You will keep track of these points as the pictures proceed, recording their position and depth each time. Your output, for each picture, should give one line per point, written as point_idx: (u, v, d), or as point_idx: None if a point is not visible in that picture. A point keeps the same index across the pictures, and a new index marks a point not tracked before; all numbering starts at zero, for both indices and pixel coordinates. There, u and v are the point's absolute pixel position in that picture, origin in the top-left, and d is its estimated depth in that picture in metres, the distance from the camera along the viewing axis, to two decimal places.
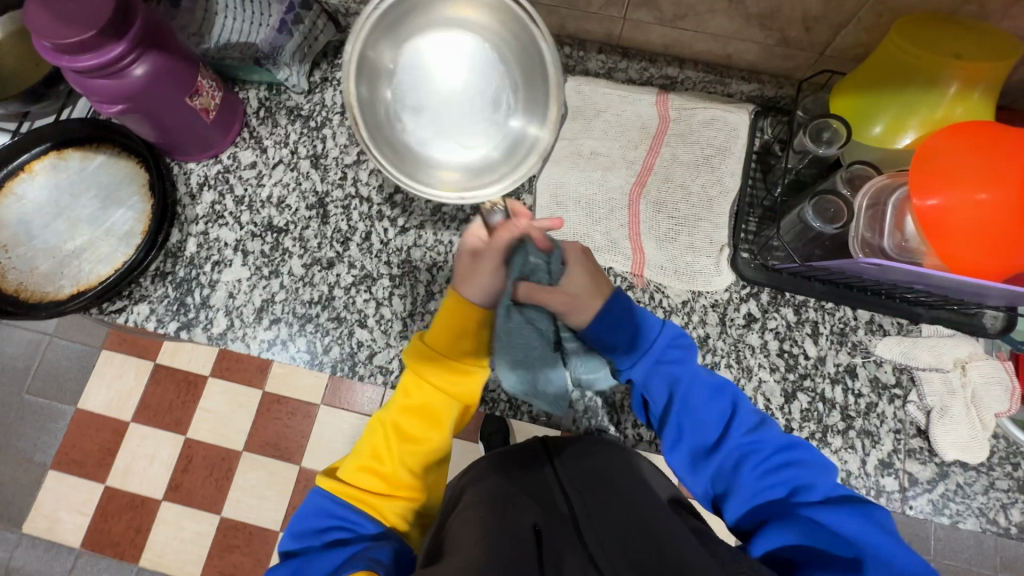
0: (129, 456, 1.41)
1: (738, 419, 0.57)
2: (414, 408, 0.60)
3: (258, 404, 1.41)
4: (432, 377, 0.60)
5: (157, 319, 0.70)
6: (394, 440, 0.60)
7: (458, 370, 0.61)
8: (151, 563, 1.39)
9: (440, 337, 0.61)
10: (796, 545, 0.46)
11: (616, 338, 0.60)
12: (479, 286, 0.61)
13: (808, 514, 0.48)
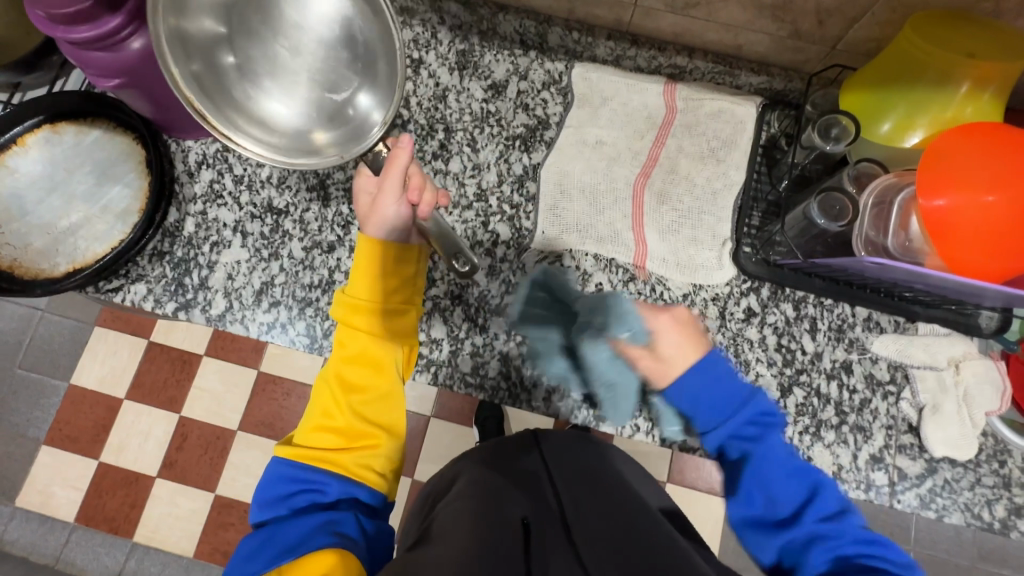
0: (124, 432, 1.42)
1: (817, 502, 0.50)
2: (351, 356, 0.58)
3: (252, 384, 1.44)
4: (367, 324, 0.58)
5: (154, 299, 0.69)
6: (339, 393, 0.57)
7: (390, 309, 0.59)
8: (145, 539, 1.39)
9: (371, 281, 0.59)
10: None
11: (704, 401, 0.53)
12: (387, 221, 0.59)
13: None
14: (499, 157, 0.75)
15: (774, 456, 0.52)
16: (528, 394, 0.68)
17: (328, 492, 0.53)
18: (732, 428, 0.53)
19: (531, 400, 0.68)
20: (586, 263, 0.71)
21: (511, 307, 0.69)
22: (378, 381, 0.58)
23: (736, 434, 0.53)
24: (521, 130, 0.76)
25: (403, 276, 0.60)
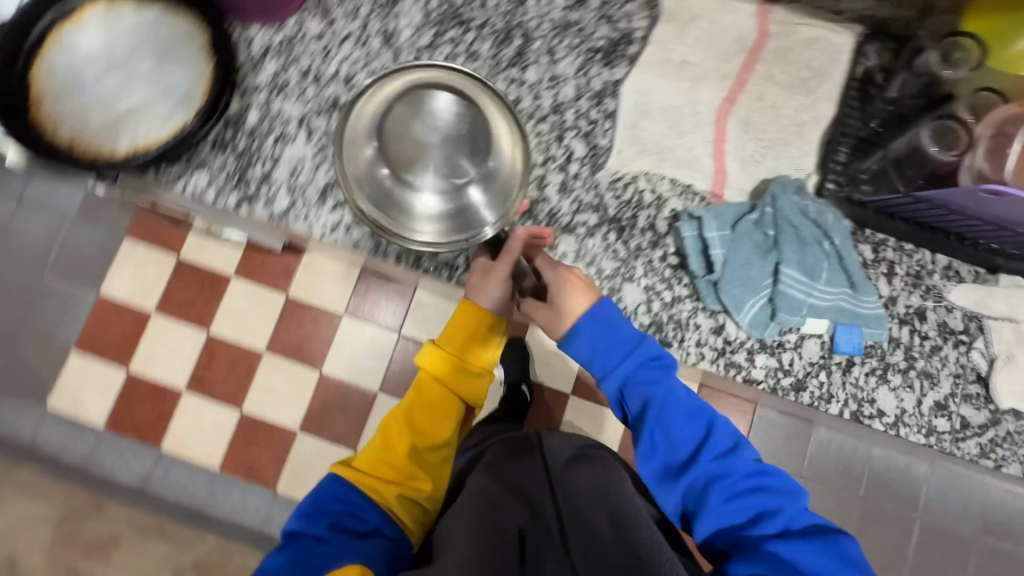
0: (157, 346, 1.46)
1: (722, 443, 0.63)
2: (426, 404, 0.69)
3: (279, 308, 1.48)
4: (438, 376, 0.69)
5: (216, 189, 0.67)
6: (404, 431, 0.70)
7: (471, 375, 0.69)
8: (173, 450, 1.42)
9: (453, 337, 0.67)
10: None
11: (597, 346, 0.62)
12: (491, 296, 0.64)
13: (772, 550, 0.55)
14: (578, 70, 0.70)
15: (678, 409, 0.63)
16: None
17: (371, 519, 0.66)
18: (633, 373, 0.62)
19: None
20: (662, 188, 0.68)
21: (582, 226, 0.67)
22: (446, 426, 0.70)
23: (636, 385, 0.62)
24: (603, 43, 0.71)
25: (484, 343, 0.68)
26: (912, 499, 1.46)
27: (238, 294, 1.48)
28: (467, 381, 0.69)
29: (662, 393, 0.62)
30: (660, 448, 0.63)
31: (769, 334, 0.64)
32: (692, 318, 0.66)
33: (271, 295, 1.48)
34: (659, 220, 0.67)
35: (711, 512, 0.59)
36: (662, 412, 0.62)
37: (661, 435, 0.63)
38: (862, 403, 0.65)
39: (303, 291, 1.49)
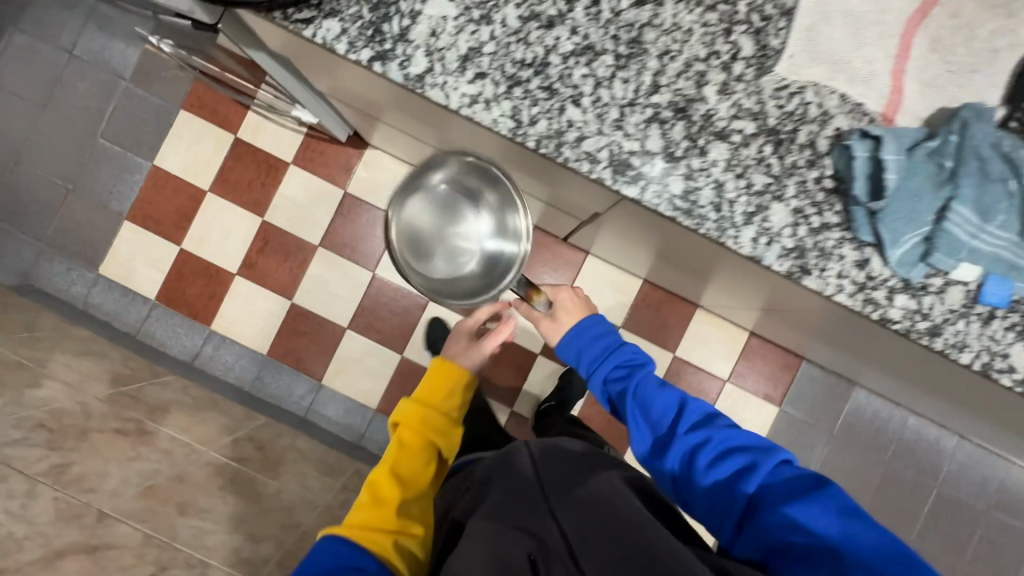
0: (210, 225, 1.44)
1: (700, 423, 0.80)
2: (407, 449, 0.93)
3: (337, 204, 1.44)
4: (415, 421, 0.95)
5: (348, 42, 0.60)
6: (389, 470, 0.89)
7: (439, 423, 0.96)
8: (222, 329, 1.44)
9: (429, 398, 0.98)
10: (780, 541, 0.66)
11: (585, 342, 0.91)
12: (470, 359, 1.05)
13: (782, 511, 0.68)
14: None
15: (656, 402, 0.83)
16: (736, 230, 0.62)
17: (368, 568, 0.76)
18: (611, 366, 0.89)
19: (738, 237, 0.62)
20: (829, 102, 0.62)
21: (737, 134, 0.62)
22: (422, 463, 0.91)
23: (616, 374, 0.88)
24: None
25: (451, 397, 0.99)
26: (934, 469, 1.49)
27: (294, 184, 1.44)
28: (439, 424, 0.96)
29: (636, 387, 0.85)
30: (649, 437, 0.82)
31: (916, 274, 0.61)
32: (838, 248, 0.62)
33: (328, 189, 1.44)
34: (821, 138, 0.62)
35: (704, 485, 0.75)
36: (642, 403, 0.84)
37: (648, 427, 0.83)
38: (994, 356, 0.63)
39: (361, 188, 1.45)
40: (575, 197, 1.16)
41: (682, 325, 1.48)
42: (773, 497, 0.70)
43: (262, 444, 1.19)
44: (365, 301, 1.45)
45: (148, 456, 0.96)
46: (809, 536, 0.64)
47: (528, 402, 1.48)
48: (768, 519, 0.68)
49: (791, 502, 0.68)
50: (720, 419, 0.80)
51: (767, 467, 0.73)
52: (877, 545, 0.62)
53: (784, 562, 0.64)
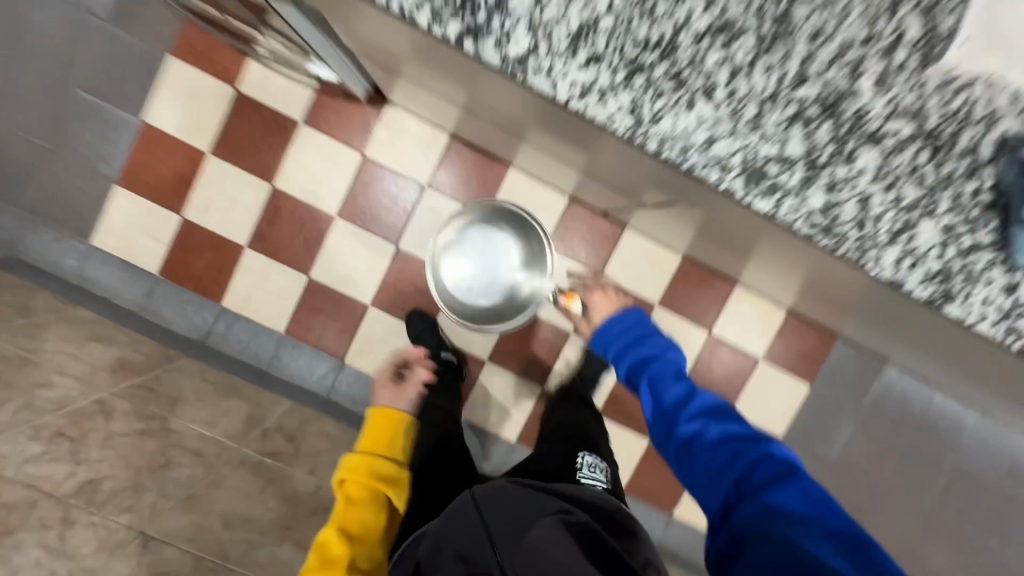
0: (214, 192, 1.30)
1: (708, 411, 0.84)
2: (355, 498, 0.98)
3: (354, 169, 1.31)
4: (360, 471, 1.00)
5: (432, 13, 0.48)
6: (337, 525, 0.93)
7: (387, 464, 1.03)
8: (234, 306, 1.34)
9: (373, 449, 1.05)
10: (758, 522, 0.67)
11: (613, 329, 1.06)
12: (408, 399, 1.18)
13: (766, 498, 0.69)
14: None
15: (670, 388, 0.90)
16: (880, 250, 0.55)
17: None
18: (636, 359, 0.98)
19: (875, 258, 0.56)
20: (1002, 99, 0.52)
21: (890, 137, 0.52)
22: (370, 513, 0.95)
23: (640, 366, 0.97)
24: None
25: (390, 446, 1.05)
26: (953, 443, 1.52)
27: (305, 147, 1.29)
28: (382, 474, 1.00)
29: (654, 376, 0.93)
30: (656, 415, 0.88)
31: None
32: (989, 271, 0.55)
33: (343, 153, 1.30)
34: (985, 143, 0.53)
35: (698, 459, 0.79)
36: (655, 388, 0.90)
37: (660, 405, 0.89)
38: None
39: (381, 153, 1.31)
40: (630, 174, 1.06)
41: (719, 302, 1.43)
42: (760, 478, 0.72)
43: (292, 433, 1.13)
44: (388, 276, 1.35)
45: (180, 460, 0.89)
46: (781, 516, 0.66)
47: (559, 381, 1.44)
48: (750, 496, 0.70)
49: (772, 489, 0.70)
50: (728, 408, 0.83)
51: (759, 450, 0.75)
52: (840, 526, 0.65)
53: (753, 536, 0.66)
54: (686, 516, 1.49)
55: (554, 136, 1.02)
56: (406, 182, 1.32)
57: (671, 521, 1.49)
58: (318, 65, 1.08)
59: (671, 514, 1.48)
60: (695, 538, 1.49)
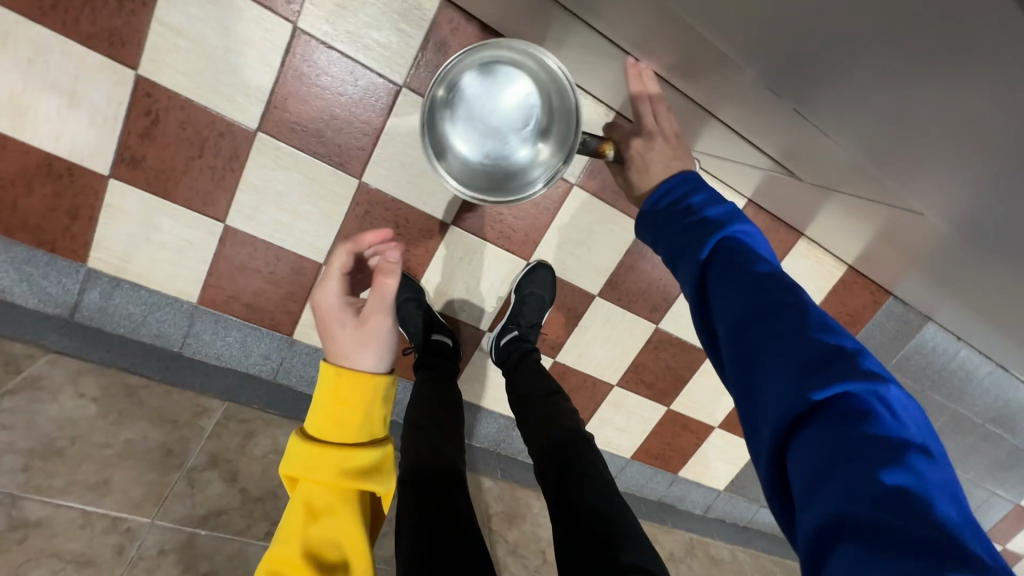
0: (31, 80, 0.75)
1: (778, 310, 0.49)
2: (321, 509, 0.61)
3: (279, 50, 0.78)
4: (318, 476, 0.61)
5: None
6: (300, 557, 0.59)
7: (357, 452, 0.64)
8: (109, 269, 0.88)
9: (337, 431, 0.64)
10: (811, 471, 0.39)
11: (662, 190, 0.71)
12: (376, 354, 0.68)
13: (860, 436, 0.39)
14: None
15: (725, 263, 0.57)
16: None
17: None
18: (673, 227, 0.66)
19: None
20: None
21: None
22: (353, 533, 0.61)
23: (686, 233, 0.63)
24: None
25: (372, 420, 0.67)
26: (960, 394, 1.48)
27: (188, 6, 0.74)
28: (363, 471, 0.63)
29: (712, 253, 0.59)
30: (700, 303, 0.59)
31: None
32: None
33: (259, 20, 0.76)
34: None
35: (754, 373, 0.47)
36: (698, 265, 0.59)
37: (710, 289, 0.57)
38: None
39: (324, 26, 0.78)
40: (756, 108, 0.66)
41: (776, 256, 1.15)
42: (857, 426, 0.39)
43: (231, 467, 0.81)
44: (349, 226, 0.92)
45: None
46: (884, 499, 0.35)
47: (574, 351, 1.15)
48: (830, 448, 0.39)
49: (889, 466, 0.37)
50: (821, 312, 0.49)
51: (856, 391, 0.41)
52: (883, 509, 0.35)
53: (834, 514, 0.36)
54: (692, 474, 1.39)
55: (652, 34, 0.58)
56: (369, 80, 0.82)
57: (675, 481, 1.39)
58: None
59: (677, 474, 1.38)
60: (697, 493, 1.42)
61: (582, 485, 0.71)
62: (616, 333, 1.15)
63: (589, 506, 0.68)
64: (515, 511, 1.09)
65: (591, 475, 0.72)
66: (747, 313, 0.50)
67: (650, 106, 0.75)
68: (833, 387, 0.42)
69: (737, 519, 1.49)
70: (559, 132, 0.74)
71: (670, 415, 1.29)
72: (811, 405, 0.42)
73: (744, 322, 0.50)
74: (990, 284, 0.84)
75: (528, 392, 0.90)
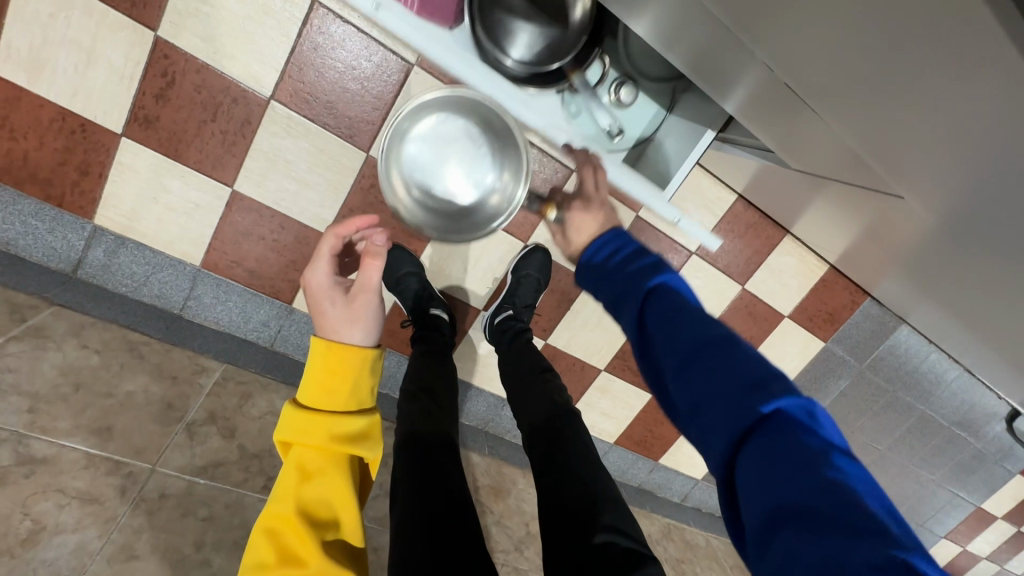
0: (51, 35, 0.77)
1: (716, 339, 0.55)
2: (310, 472, 0.63)
3: (297, 20, 0.81)
4: (307, 441, 0.63)
5: None
6: (291, 516, 0.61)
7: (343, 420, 0.66)
8: (115, 227, 0.90)
9: (325, 399, 0.66)
10: (762, 474, 0.44)
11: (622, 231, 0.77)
12: (365, 328, 0.72)
13: (798, 441, 0.44)
14: None
15: (659, 309, 0.61)
16: None
17: None
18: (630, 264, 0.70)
19: None
20: None
21: None
22: (343, 491, 0.64)
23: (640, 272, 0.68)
24: None
25: (360, 389, 0.69)
26: (929, 397, 1.54)
27: None
28: (352, 436, 0.66)
29: (656, 293, 0.64)
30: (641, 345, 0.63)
31: None
32: None
33: None
34: None
35: (704, 395, 0.51)
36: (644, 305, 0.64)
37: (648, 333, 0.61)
38: None
39: None
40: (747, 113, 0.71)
41: (762, 252, 1.20)
42: (796, 433, 0.45)
43: (229, 424, 0.83)
44: (354, 199, 0.94)
45: (58, 523, 0.65)
46: (825, 489, 0.40)
47: (565, 335, 1.19)
48: (773, 462, 0.43)
49: (824, 462, 0.42)
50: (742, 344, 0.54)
51: (786, 412, 0.46)
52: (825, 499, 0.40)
53: (778, 511, 0.41)
54: (672, 463, 1.44)
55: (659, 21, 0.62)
56: (382, 56, 0.85)
57: (656, 468, 1.44)
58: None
59: (658, 461, 1.42)
60: (676, 481, 1.47)
61: (567, 454, 0.74)
62: (607, 320, 1.19)
63: (573, 472, 0.71)
64: (501, 485, 1.12)
65: (576, 445, 0.75)
66: (682, 358, 0.54)
67: (593, 174, 0.79)
68: (769, 410, 0.46)
69: (713, 508, 1.55)
70: (508, 156, 0.86)
71: (653, 403, 1.33)
72: (755, 426, 0.46)
73: (687, 352, 0.55)
74: (957, 283, 0.89)
75: (518, 369, 0.93)
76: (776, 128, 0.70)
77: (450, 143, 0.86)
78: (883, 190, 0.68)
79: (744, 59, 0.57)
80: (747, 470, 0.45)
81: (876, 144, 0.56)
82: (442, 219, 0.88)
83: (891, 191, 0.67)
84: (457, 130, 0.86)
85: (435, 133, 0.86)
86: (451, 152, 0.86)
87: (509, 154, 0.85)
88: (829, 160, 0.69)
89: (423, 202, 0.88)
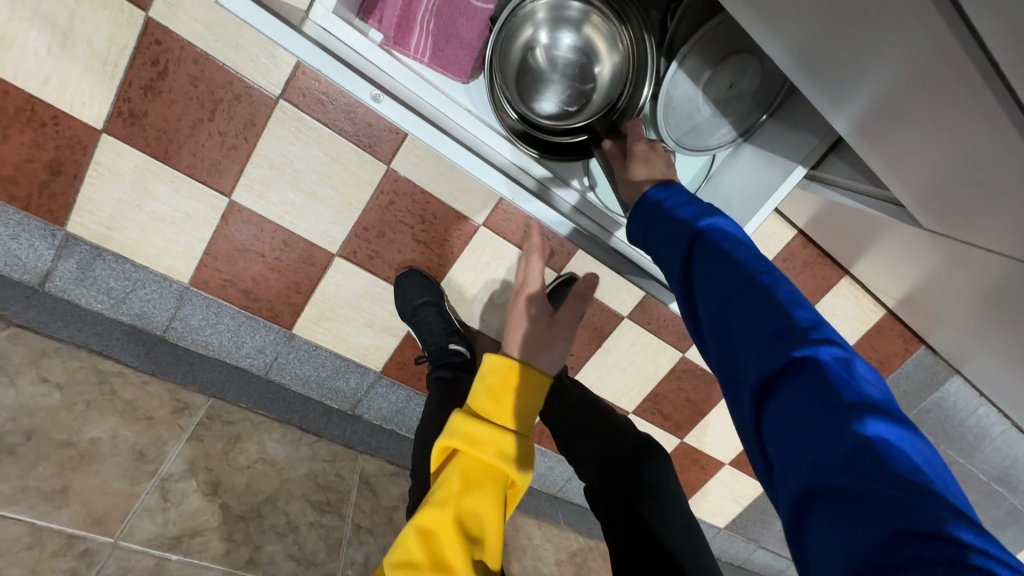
0: (19, 8, 0.64)
1: (763, 281, 0.43)
2: (474, 482, 0.60)
3: None
4: (476, 449, 0.60)
5: None
6: (452, 527, 0.57)
7: (512, 437, 0.62)
8: (90, 236, 0.77)
9: (497, 413, 0.64)
10: (792, 436, 0.34)
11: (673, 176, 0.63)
12: (550, 358, 0.72)
13: (845, 402, 0.33)
14: None
15: (715, 242, 0.48)
16: None
17: None
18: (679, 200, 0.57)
19: None
20: None
21: None
22: (500, 515, 0.59)
23: (686, 208, 0.55)
24: None
25: (531, 405, 0.66)
26: (970, 451, 1.43)
27: None
28: (518, 457, 0.62)
29: (703, 227, 0.51)
30: (679, 286, 0.50)
31: None
32: None
33: None
34: None
35: (737, 351, 0.40)
36: (685, 236, 0.52)
37: (693, 271, 0.49)
38: None
39: None
40: (890, 176, 0.57)
41: (816, 293, 1.09)
42: (843, 391, 0.34)
43: (211, 477, 0.72)
44: (371, 217, 0.82)
45: None
46: (851, 458, 0.31)
47: (594, 373, 1.07)
48: (800, 418, 0.34)
49: (858, 421, 0.32)
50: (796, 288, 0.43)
51: (820, 357, 0.36)
52: (862, 473, 0.30)
53: (808, 477, 0.32)
54: (695, 510, 1.33)
55: (800, 46, 0.48)
56: None
57: None
58: (324, 13, 0.62)
59: None
60: None
61: (644, 515, 0.61)
62: (641, 359, 1.07)
63: (660, 540, 0.58)
64: (516, 542, 1.01)
65: (654, 496, 0.63)
66: (727, 322, 0.42)
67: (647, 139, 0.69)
68: (797, 352, 0.36)
69: (732, 558, 1.43)
70: (606, 37, 0.73)
71: (682, 448, 1.22)
72: (777, 373, 0.37)
73: (726, 298, 0.43)
74: None
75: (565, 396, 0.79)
76: (909, 182, 0.56)
77: (542, 41, 0.74)
78: (952, 234, 0.59)
79: (854, 85, 0.48)
80: (780, 436, 0.35)
81: (1000, 197, 0.46)
82: (552, 117, 0.76)
83: (977, 242, 0.57)
84: (541, 27, 0.73)
85: (524, 34, 0.73)
86: (548, 52, 0.74)
87: (610, 35, 0.73)
88: (925, 204, 0.57)
89: (531, 105, 0.75)
